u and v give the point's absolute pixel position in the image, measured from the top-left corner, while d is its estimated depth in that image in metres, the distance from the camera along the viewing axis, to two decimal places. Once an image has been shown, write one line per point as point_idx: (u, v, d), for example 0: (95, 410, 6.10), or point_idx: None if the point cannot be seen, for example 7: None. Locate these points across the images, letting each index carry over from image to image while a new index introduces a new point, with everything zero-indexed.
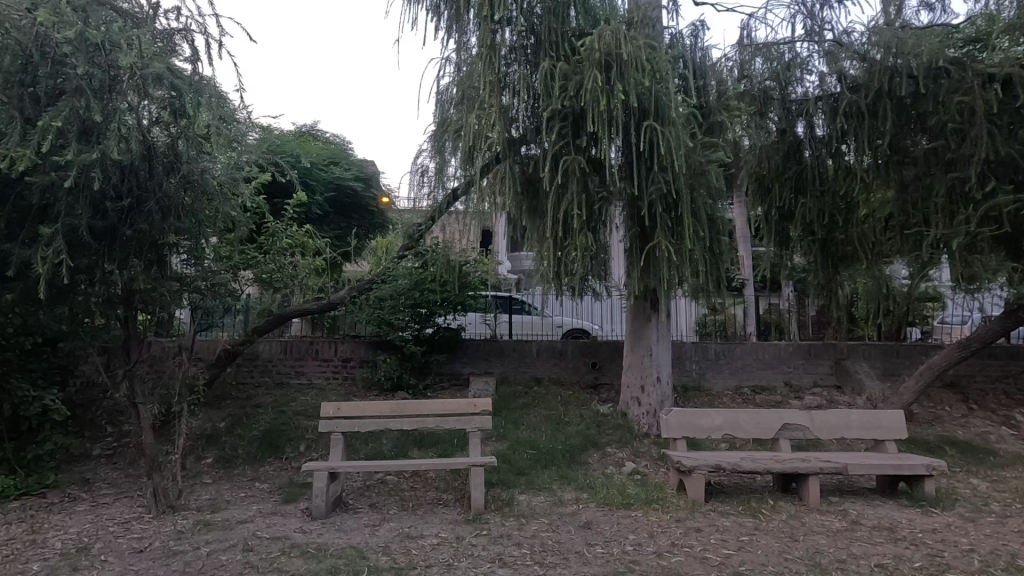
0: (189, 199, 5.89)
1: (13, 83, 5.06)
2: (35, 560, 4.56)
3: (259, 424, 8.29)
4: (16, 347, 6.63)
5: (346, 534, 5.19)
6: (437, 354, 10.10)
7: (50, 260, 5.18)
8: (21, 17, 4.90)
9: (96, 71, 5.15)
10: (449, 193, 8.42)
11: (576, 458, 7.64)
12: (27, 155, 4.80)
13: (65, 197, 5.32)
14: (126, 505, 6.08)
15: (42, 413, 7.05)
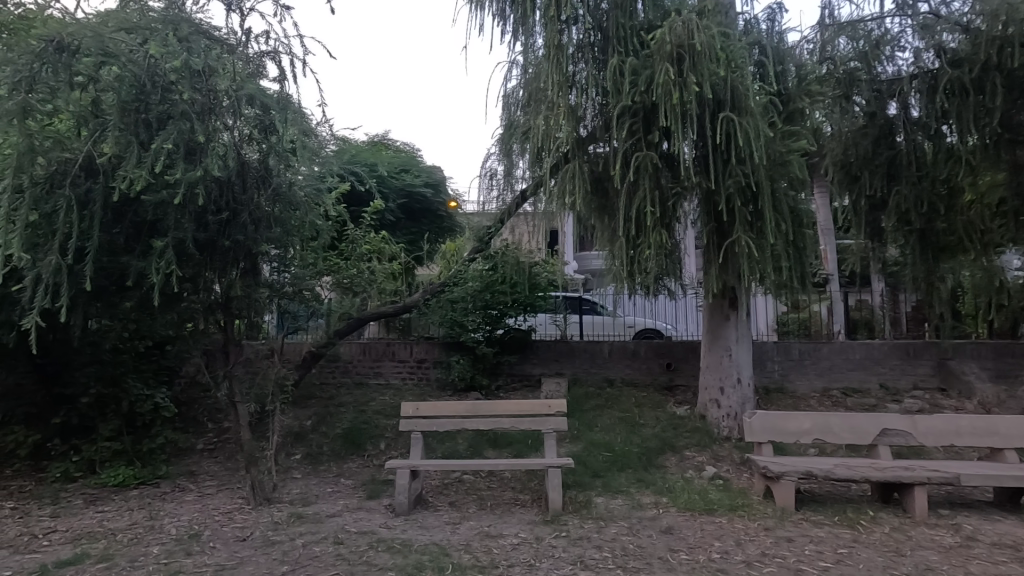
0: (278, 211, 6.41)
1: (130, 111, 5.44)
2: (155, 544, 5.01)
3: (342, 422, 8.70)
4: (132, 350, 7.55)
5: (428, 531, 5.32)
6: (508, 355, 10.19)
7: (163, 272, 5.64)
8: (135, 51, 5.38)
9: (198, 96, 5.57)
10: (518, 194, 8.44)
11: (653, 461, 7.46)
12: (143, 175, 5.24)
13: (174, 214, 5.77)
14: (228, 496, 6.55)
15: (153, 410, 7.74)
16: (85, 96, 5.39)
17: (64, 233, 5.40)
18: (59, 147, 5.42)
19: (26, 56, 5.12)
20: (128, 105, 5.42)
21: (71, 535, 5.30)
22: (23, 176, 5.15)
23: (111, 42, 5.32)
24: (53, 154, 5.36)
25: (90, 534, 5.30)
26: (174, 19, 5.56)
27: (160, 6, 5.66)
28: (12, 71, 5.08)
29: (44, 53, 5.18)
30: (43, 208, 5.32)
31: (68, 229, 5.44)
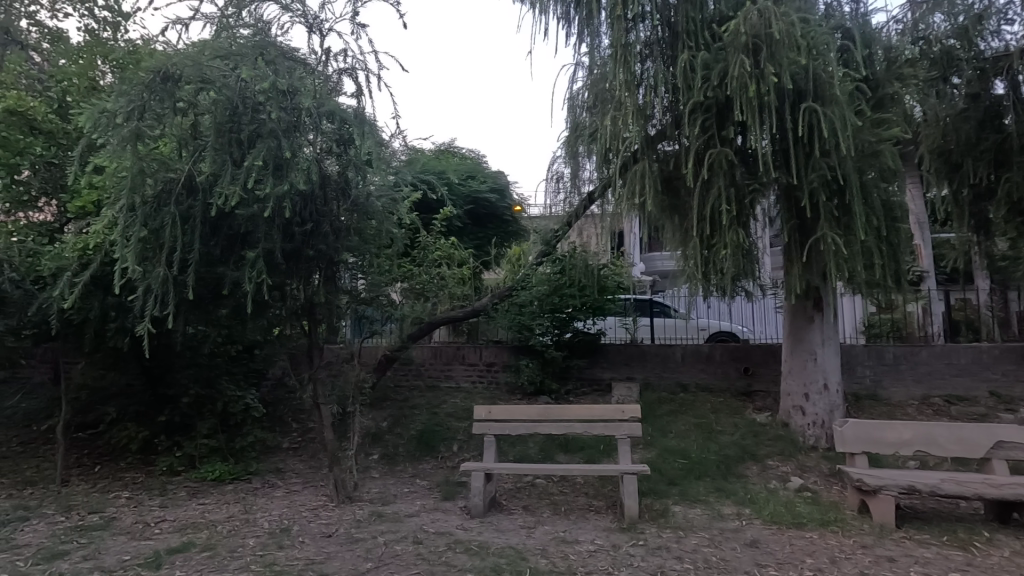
0: (356, 220, 6.71)
1: (225, 131, 5.85)
2: (251, 536, 5.34)
3: (416, 424, 8.96)
4: (225, 353, 8.04)
5: (504, 534, 5.36)
6: (577, 359, 10.11)
7: (255, 281, 6.03)
8: (228, 75, 5.77)
9: (284, 114, 5.93)
10: (585, 197, 8.33)
11: (733, 470, 7.15)
12: (237, 191, 5.63)
13: (264, 226, 6.16)
14: (313, 493, 6.90)
15: (245, 410, 8.29)
16: (185, 120, 5.85)
17: (170, 247, 5.90)
18: (165, 168, 5.90)
19: (138, 86, 5.64)
20: (223, 126, 5.84)
21: (177, 524, 5.76)
22: (136, 196, 5.66)
23: (207, 70, 5.75)
24: (160, 175, 5.84)
25: (194, 524, 5.73)
26: (262, 44, 5.93)
27: (248, 32, 6.01)
28: (126, 101, 5.60)
29: (152, 83, 5.70)
30: (153, 225, 5.82)
31: (172, 243, 5.92)
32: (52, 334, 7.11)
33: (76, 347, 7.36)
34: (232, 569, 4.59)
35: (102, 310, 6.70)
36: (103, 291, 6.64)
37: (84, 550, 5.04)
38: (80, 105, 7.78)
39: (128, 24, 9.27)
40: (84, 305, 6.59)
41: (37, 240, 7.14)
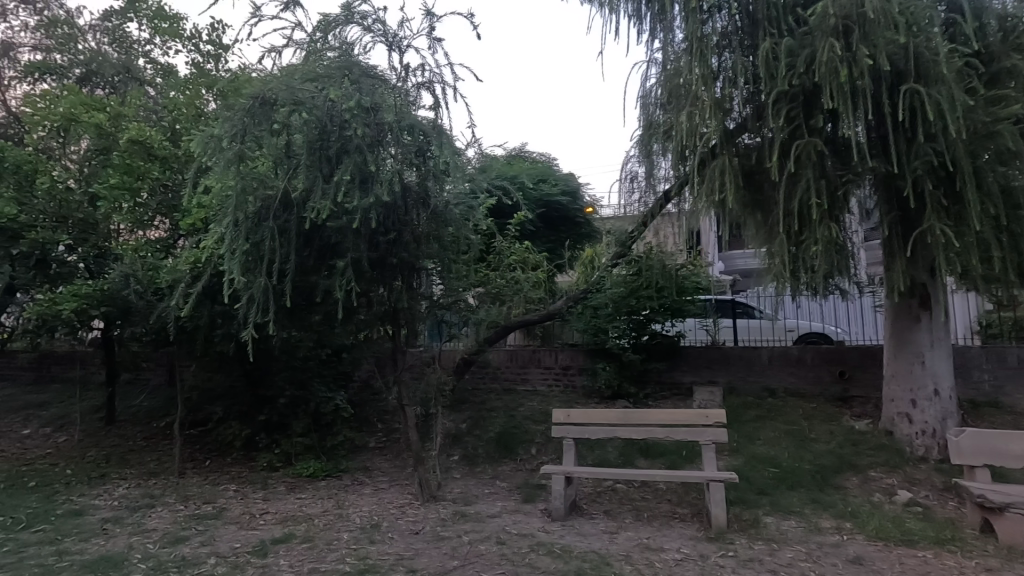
0: (436, 228, 6.97)
1: (316, 149, 6.23)
2: (344, 530, 5.65)
3: (494, 426, 9.12)
4: (316, 357, 8.55)
5: (586, 538, 5.33)
6: (656, 363, 9.89)
7: (345, 289, 6.40)
8: (317, 97, 6.14)
9: (369, 130, 6.25)
10: (661, 196, 8.07)
11: (829, 480, 6.70)
12: (328, 206, 6.00)
13: (352, 237, 6.51)
14: (399, 491, 7.19)
15: (335, 411, 8.78)
16: (280, 140, 6.25)
17: (269, 259, 6.35)
18: (263, 186, 6.34)
19: (240, 111, 6.11)
20: (314, 145, 6.23)
21: (279, 516, 6.19)
22: (240, 213, 6.13)
23: (299, 92, 6.14)
24: (260, 193, 6.29)
25: (294, 517, 6.14)
26: (347, 64, 6.28)
27: (334, 54, 6.38)
28: (230, 126, 6.08)
29: (252, 108, 6.16)
30: (254, 239, 6.28)
31: (270, 256, 6.37)
32: (169, 340, 7.85)
33: (188, 352, 8.09)
34: (330, 561, 4.88)
35: (210, 318, 7.33)
36: (211, 300, 7.27)
37: (201, 537, 5.53)
38: (190, 132, 8.57)
39: (228, 55, 10.11)
40: (195, 313, 7.24)
41: (156, 255, 7.91)
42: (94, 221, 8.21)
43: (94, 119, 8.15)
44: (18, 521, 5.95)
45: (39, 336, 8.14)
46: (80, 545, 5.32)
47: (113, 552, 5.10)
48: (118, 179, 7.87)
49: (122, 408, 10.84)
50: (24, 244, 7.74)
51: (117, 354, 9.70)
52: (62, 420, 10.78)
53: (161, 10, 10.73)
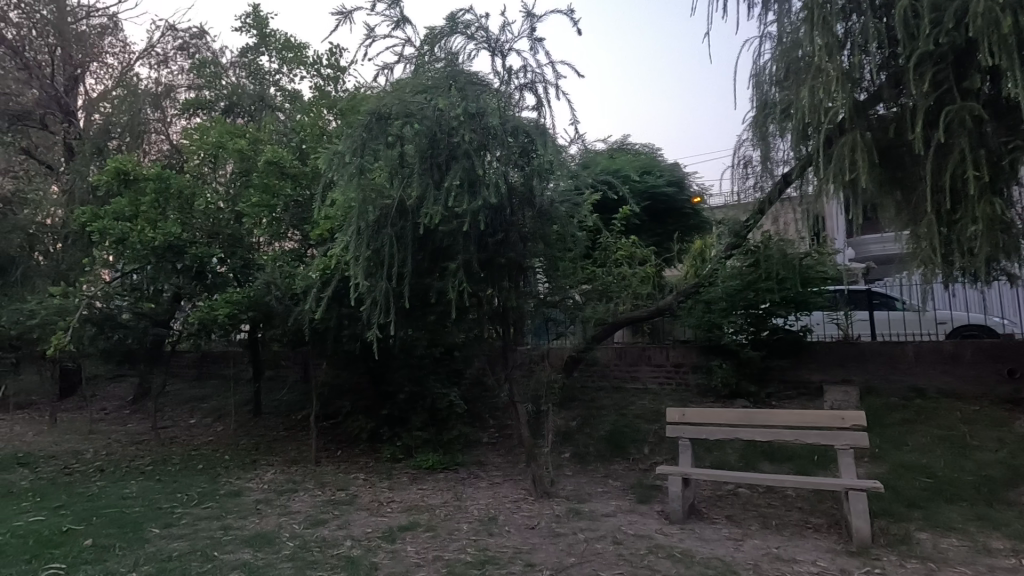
0: (542, 227, 7.09)
1: (427, 158, 6.51)
2: (464, 522, 5.88)
3: (605, 425, 9.02)
4: (431, 355, 8.99)
5: (708, 543, 5.10)
6: (778, 360, 9.26)
7: (458, 288, 6.69)
8: (426, 107, 6.42)
9: (475, 135, 6.46)
10: (779, 180, 7.37)
11: (999, 494, 5.83)
12: (439, 211, 6.28)
13: (462, 239, 6.79)
14: (513, 486, 7.35)
15: (450, 407, 9.18)
16: (393, 152, 6.52)
17: (389, 264, 6.75)
18: (381, 197, 6.66)
19: (359, 127, 6.50)
20: (425, 153, 6.51)
21: (404, 505, 6.58)
22: (362, 222, 6.52)
23: (410, 104, 6.45)
24: (378, 203, 6.65)
25: (417, 506, 6.50)
26: (453, 74, 6.54)
27: (441, 65, 6.66)
28: (351, 141, 6.49)
29: (369, 123, 6.55)
30: (374, 246, 6.65)
31: (390, 261, 6.76)
32: (304, 341, 8.66)
33: (320, 352, 8.84)
34: (452, 550, 5.10)
35: (338, 319, 7.98)
36: (338, 304, 7.91)
37: (337, 520, 6.04)
38: (315, 150, 9.39)
39: (345, 76, 10.93)
40: (325, 316, 7.91)
41: (291, 264, 8.75)
42: (239, 236, 9.23)
43: (237, 145, 9.16)
44: (192, 498, 6.89)
45: (200, 337, 9.33)
46: (240, 521, 6.03)
47: (267, 529, 5.73)
48: (259, 198, 8.80)
49: (267, 402, 12.17)
50: (187, 258, 8.83)
51: (261, 353, 10.89)
52: (220, 412, 12.32)
53: (288, 42, 11.85)
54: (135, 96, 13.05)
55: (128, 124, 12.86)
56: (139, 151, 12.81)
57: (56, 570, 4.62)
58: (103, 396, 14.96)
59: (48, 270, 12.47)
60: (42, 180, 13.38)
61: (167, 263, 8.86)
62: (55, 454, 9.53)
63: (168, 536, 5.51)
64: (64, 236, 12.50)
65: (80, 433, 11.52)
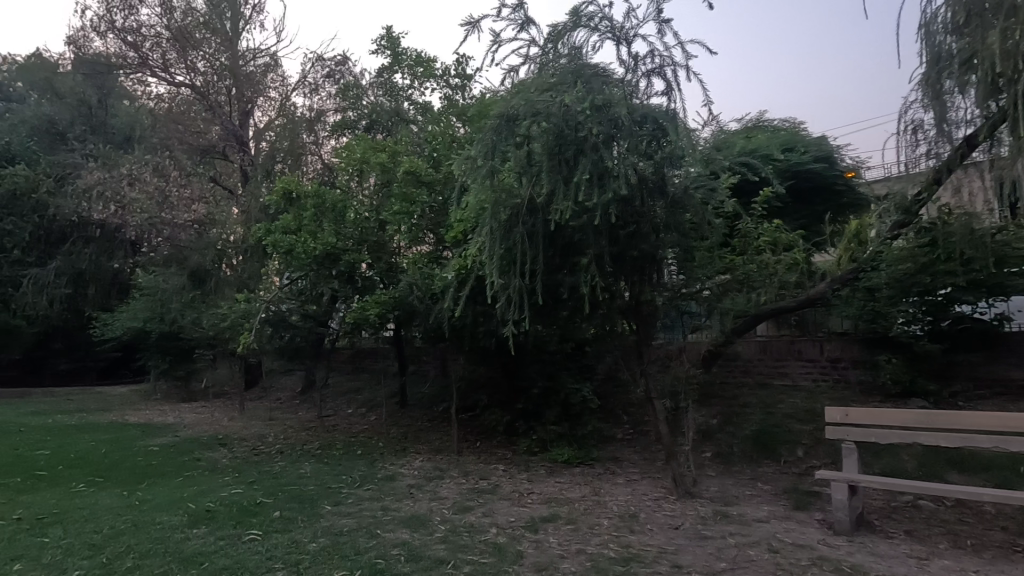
0: (675, 216, 6.91)
1: (555, 155, 6.54)
2: (604, 517, 5.86)
3: (751, 424, 8.45)
4: (562, 351, 9.05)
5: (885, 560, 4.55)
6: (966, 353, 8.16)
7: (590, 283, 6.66)
8: (553, 104, 6.45)
9: (603, 128, 6.41)
10: (962, 144, 6.38)
11: None
12: (570, 206, 6.31)
13: (593, 233, 6.78)
14: (652, 485, 7.17)
15: (583, 403, 9.20)
16: (521, 152, 6.63)
17: (521, 262, 6.90)
18: (511, 196, 6.83)
19: (489, 130, 6.68)
20: (553, 151, 6.54)
21: (543, 497, 6.73)
22: (495, 222, 6.72)
23: (537, 103, 6.51)
24: (509, 203, 6.82)
25: (556, 499, 6.61)
26: (579, 68, 6.54)
27: (566, 60, 6.70)
28: (482, 145, 6.68)
29: (498, 126, 6.68)
30: (507, 245, 6.82)
31: (522, 258, 6.90)
32: (444, 337, 9.18)
33: (458, 348, 9.32)
34: (595, 545, 5.10)
35: (474, 316, 8.36)
36: (474, 302, 8.26)
37: (482, 508, 6.34)
38: (447, 157, 9.91)
39: (471, 83, 11.43)
40: (462, 313, 8.33)
41: (430, 266, 9.34)
42: (383, 242, 10.04)
43: (379, 159, 9.98)
44: (355, 480, 7.66)
45: (354, 335, 10.32)
46: (397, 503, 6.58)
47: (419, 512, 6.18)
48: (399, 206, 9.51)
49: (411, 394, 13.15)
50: (341, 264, 9.79)
51: (406, 350, 11.78)
52: (373, 403, 13.57)
53: (419, 57, 12.66)
54: (294, 124, 14.81)
55: (289, 149, 14.65)
56: (299, 171, 14.51)
57: (254, 536, 5.38)
58: (278, 387, 17.22)
59: (234, 280, 14.59)
60: (226, 203, 15.68)
61: (325, 269, 9.91)
62: (246, 437, 11.14)
63: (338, 513, 6.18)
64: (244, 250, 14.55)
65: (263, 419, 13.35)
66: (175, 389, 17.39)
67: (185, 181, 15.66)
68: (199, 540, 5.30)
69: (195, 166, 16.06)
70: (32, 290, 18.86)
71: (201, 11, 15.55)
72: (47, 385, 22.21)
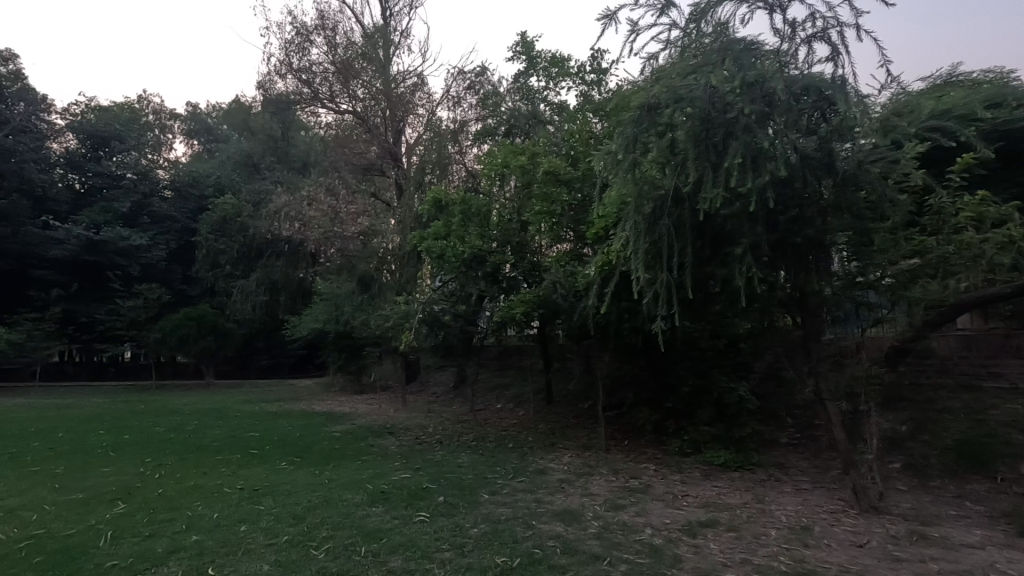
0: (845, 196, 6.20)
1: (702, 140, 6.18)
2: (772, 527, 5.42)
3: (952, 434, 7.45)
4: (715, 347, 8.53)
5: None
6: None
7: (746, 275, 6.21)
8: (697, 87, 6.10)
9: (756, 106, 5.94)
10: None
11: None
12: (722, 193, 5.91)
13: (747, 222, 6.32)
14: (827, 497, 6.48)
15: (740, 403, 8.63)
16: (665, 140, 6.36)
17: (668, 255, 6.64)
18: (655, 187, 6.59)
19: (629, 122, 6.43)
20: (699, 136, 6.19)
21: (700, 501, 6.42)
22: (639, 216, 6.48)
23: (679, 87, 6.20)
24: (652, 194, 6.59)
25: (715, 504, 6.26)
26: (727, 45, 6.15)
27: (711, 39, 6.34)
28: (623, 139, 6.49)
29: (639, 116, 6.44)
30: (652, 239, 6.58)
31: (668, 252, 6.63)
32: (588, 335, 9.17)
33: (603, 345, 9.26)
34: (762, 556, 4.73)
35: (618, 312, 8.24)
36: (618, 298, 8.12)
37: (635, 507, 6.22)
38: (585, 154, 9.92)
39: (608, 77, 11.28)
40: (606, 310, 8.25)
41: (572, 264, 9.42)
42: (526, 243, 10.33)
43: (520, 162, 10.24)
44: (508, 472, 7.99)
45: (501, 333, 10.76)
46: (549, 497, 6.74)
47: (572, 507, 6.27)
48: (541, 206, 9.67)
49: (557, 391, 13.41)
50: (488, 265, 10.25)
51: (551, 348, 12.03)
52: (521, 399, 14.09)
53: (553, 58, 12.81)
54: (440, 137, 15.88)
55: (436, 161, 15.64)
56: (447, 181, 15.53)
57: (422, 518, 5.88)
58: (434, 382, 18.68)
59: (394, 284, 16.05)
60: (385, 215, 17.31)
61: (472, 271, 10.46)
62: (410, 427, 12.20)
63: (494, 502, 6.51)
64: (401, 256, 15.95)
65: (423, 412, 14.50)
66: (349, 382, 19.64)
67: (352, 198, 17.59)
68: (378, 518, 5.92)
69: (359, 183, 18.00)
70: (240, 298, 22.56)
71: (359, 44, 17.44)
72: (253, 377, 26.41)
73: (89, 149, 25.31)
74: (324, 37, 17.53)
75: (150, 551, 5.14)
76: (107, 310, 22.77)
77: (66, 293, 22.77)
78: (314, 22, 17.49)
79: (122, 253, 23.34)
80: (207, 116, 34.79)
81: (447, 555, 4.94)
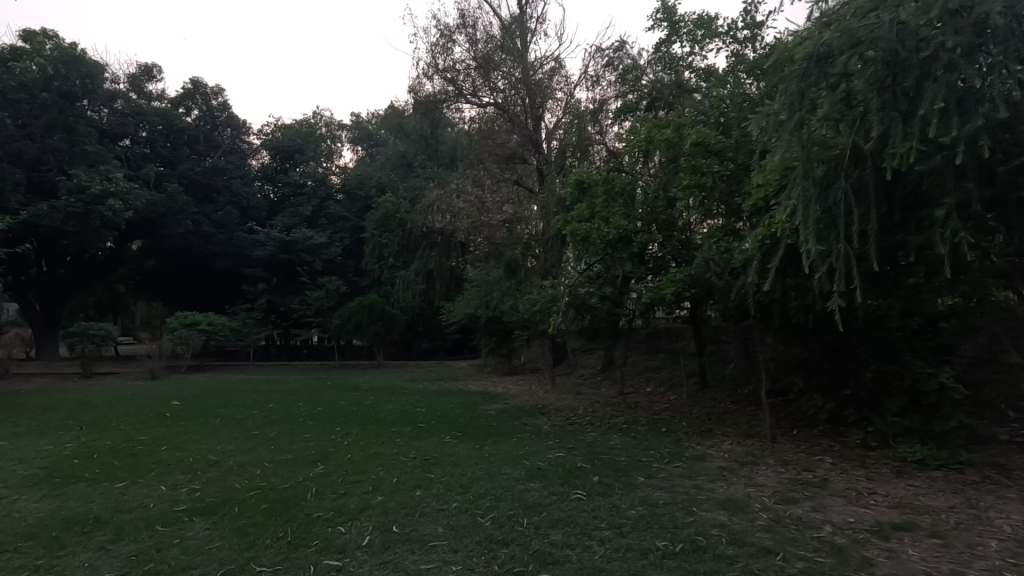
0: None
1: (889, 86, 5.40)
2: (991, 537, 4.60)
3: None
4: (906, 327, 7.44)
5: None
6: None
7: (951, 240, 5.30)
8: (881, 25, 5.30)
9: (961, 38, 5.04)
10: None
11: None
12: (916, 147, 5.09)
13: (950, 179, 5.40)
14: None
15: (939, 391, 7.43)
16: (840, 92, 5.64)
17: (845, 224, 5.89)
18: (827, 147, 5.86)
19: (793, 77, 5.78)
20: (885, 83, 5.40)
21: (892, 501, 5.66)
22: (809, 181, 5.78)
23: (857, 28, 5.43)
24: (825, 155, 5.87)
25: (912, 505, 5.47)
26: None
27: None
28: (786, 97, 5.85)
29: (805, 68, 5.77)
30: (825, 206, 5.88)
31: (846, 219, 5.88)
32: (747, 315, 8.54)
33: (765, 325, 8.54)
34: (981, 569, 4.04)
35: (784, 290, 7.52)
36: (783, 275, 7.38)
37: (810, 502, 5.69)
38: (739, 119, 9.21)
39: (763, 31, 10.28)
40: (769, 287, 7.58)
41: (727, 239, 8.81)
42: (674, 219, 9.89)
43: (665, 135, 9.78)
44: (663, 456, 7.78)
45: (650, 315, 10.46)
46: (709, 484, 6.44)
47: (736, 496, 5.92)
48: (689, 180, 8.99)
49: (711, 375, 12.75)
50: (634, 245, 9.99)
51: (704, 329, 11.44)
52: (672, 383, 13.63)
53: (699, 19, 12.00)
54: (580, 119, 15.78)
55: (577, 143, 15.61)
56: (588, 162, 15.45)
57: (579, 496, 5.99)
58: (582, 364, 18.84)
59: (539, 269, 16.38)
60: (528, 201, 17.73)
61: (618, 252, 10.19)
62: (561, 408, 12.41)
63: (650, 485, 6.39)
64: (545, 241, 16.23)
65: (571, 394, 14.66)
66: (500, 363, 20.54)
67: (497, 187, 18.20)
68: (536, 492, 6.18)
69: (502, 173, 18.61)
70: (402, 286, 24.72)
71: (498, 37, 17.96)
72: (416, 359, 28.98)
73: (279, 162, 29.58)
74: (465, 35, 18.27)
75: (345, 507, 5.93)
76: (299, 301, 26.50)
77: (268, 287, 26.93)
78: (456, 22, 18.25)
79: (308, 250, 26.95)
80: (367, 123, 38.37)
81: (606, 533, 4.98)
